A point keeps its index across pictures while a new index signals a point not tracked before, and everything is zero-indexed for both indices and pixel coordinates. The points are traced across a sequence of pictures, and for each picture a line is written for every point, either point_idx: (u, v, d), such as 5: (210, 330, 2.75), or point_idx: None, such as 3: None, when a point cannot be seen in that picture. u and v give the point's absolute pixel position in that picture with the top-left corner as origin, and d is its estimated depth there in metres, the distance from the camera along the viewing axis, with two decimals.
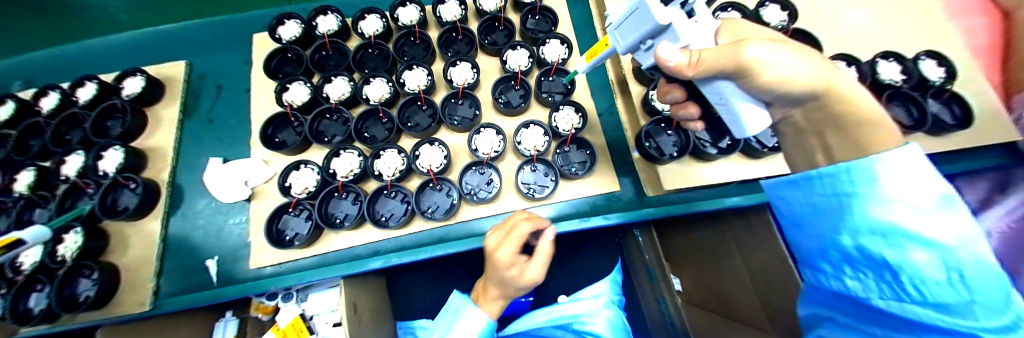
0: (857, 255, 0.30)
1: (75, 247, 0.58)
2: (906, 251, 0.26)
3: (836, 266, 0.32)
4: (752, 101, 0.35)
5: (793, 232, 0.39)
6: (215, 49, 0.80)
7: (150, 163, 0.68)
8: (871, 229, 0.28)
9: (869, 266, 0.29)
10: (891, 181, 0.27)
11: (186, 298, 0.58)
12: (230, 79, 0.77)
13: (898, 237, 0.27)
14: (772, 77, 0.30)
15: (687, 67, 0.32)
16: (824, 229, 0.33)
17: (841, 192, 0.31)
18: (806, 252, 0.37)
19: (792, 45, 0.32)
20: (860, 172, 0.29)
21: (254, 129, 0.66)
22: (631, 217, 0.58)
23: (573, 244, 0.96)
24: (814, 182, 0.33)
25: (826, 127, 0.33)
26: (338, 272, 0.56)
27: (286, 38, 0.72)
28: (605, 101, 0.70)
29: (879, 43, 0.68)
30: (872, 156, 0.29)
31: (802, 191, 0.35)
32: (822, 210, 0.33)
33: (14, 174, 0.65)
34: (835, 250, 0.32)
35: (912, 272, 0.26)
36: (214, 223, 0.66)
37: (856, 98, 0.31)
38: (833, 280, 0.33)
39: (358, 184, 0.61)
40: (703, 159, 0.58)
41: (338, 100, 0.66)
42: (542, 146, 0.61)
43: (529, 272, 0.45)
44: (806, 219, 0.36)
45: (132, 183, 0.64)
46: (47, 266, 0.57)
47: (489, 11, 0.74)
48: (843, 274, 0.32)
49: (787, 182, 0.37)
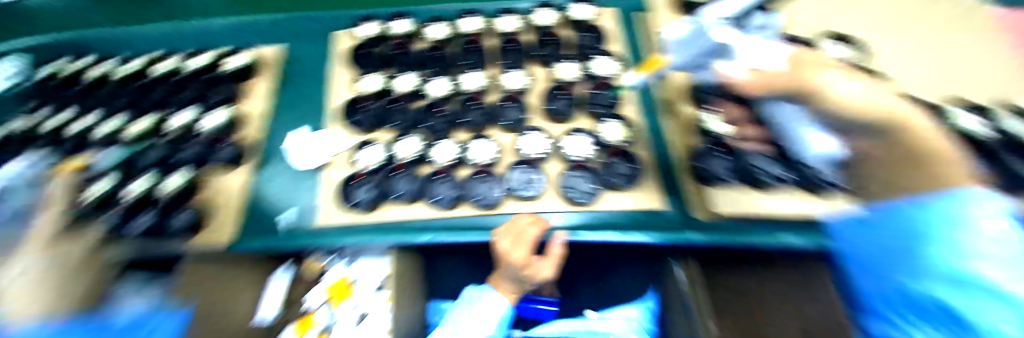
0: (929, 305, 0.30)
1: (175, 186, 0.68)
2: (975, 300, 0.26)
3: (911, 315, 0.32)
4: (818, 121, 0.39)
5: (867, 279, 0.39)
6: (307, 38, 0.93)
7: (249, 126, 0.80)
8: (946, 274, 0.28)
9: (939, 316, 0.29)
10: (970, 226, 0.28)
11: (260, 242, 0.67)
12: (310, 65, 0.89)
13: (969, 284, 0.27)
14: (838, 96, 0.34)
15: (754, 83, 0.38)
16: (897, 274, 0.34)
17: (916, 234, 0.32)
18: (881, 301, 0.36)
19: (858, 77, 0.37)
20: (933, 214, 0.30)
21: (335, 110, 0.79)
22: (674, 239, 0.56)
23: (607, 264, 0.95)
24: (889, 224, 0.34)
25: (889, 158, 0.34)
26: (389, 240, 0.62)
27: (364, 37, 0.86)
28: (654, 119, 0.71)
29: (959, 90, 0.64)
30: (952, 196, 0.29)
31: (879, 234, 0.36)
32: (896, 254, 0.34)
33: (139, 121, 0.79)
34: (908, 297, 0.32)
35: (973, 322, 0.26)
36: (290, 183, 0.76)
37: (924, 126, 0.33)
38: (904, 330, 0.33)
39: (414, 166, 0.68)
40: (760, 188, 0.55)
41: (403, 92, 0.75)
42: (589, 155, 0.64)
43: (541, 272, 0.55)
44: (880, 263, 0.36)
45: (228, 142, 0.75)
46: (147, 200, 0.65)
47: (545, 26, 0.80)
48: (916, 324, 0.31)
49: (868, 224, 0.38)
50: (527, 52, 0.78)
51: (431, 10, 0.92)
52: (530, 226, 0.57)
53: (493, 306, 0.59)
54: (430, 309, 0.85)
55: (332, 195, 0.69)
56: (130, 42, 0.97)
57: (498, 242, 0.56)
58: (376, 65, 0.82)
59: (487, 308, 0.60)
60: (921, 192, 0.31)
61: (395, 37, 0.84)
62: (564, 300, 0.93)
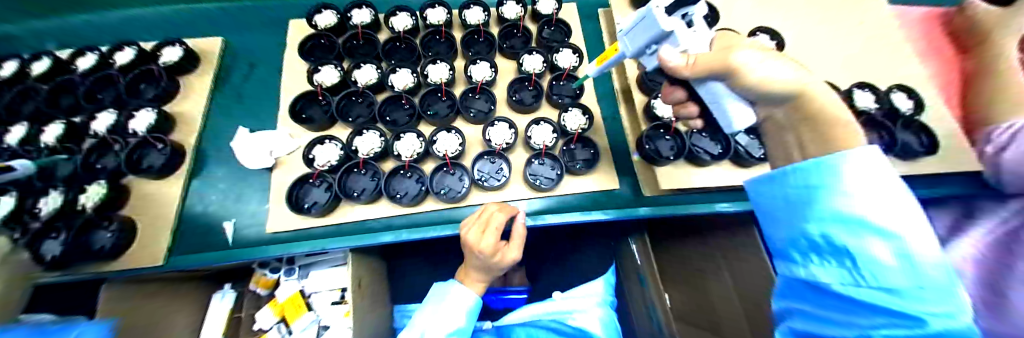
0: (822, 244, 0.33)
1: (95, 197, 0.59)
2: (865, 240, 0.29)
3: (804, 254, 0.35)
4: (740, 100, 0.43)
5: (766, 227, 0.43)
6: (248, 29, 0.85)
7: (178, 127, 0.70)
8: (832, 217, 0.32)
9: (832, 254, 0.32)
10: (852, 174, 0.31)
11: (202, 257, 0.61)
12: (262, 58, 0.82)
13: (859, 226, 0.30)
14: (756, 77, 0.37)
15: (685, 67, 0.39)
16: (794, 220, 0.37)
17: (811, 184, 0.35)
18: (779, 245, 0.40)
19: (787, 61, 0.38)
20: (826, 165, 0.33)
21: (282, 105, 0.71)
22: (625, 214, 0.63)
23: (570, 248, 1.01)
24: (788, 174, 0.38)
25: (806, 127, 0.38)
26: (350, 243, 0.59)
27: (321, 25, 0.78)
28: (610, 107, 0.77)
29: (854, 76, 0.77)
30: (840, 152, 0.33)
31: (780, 185, 0.39)
32: (793, 201, 0.38)
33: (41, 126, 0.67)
34: (803, 240, 0.35)
35: (865, 258, 0.29)
36: (234, 189, 0.68)
37: (826, 101, 0.36)
38: (801, 270, 0.36)
39: (377, 162, 0.66)
40: (698, 165, 0.64)
41: (364, 84, 0.71)
42: (551, 142, 0.67)
43: (507, 254, 0.57)
44: (778, 211, 0.40)
45: (162, 143, 0.67)
46: (69, 212, 0.59)
47: (510, 19, 0.81)
48: (809, 262, 0.35)
49: (768, 176, 0.41)
50: (493, 45, 0.79)
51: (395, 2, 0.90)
52: (496, 213, 0.57)
53: (461, 298, 0.60)
54: (395, 313, 0.82)
55: (282, 198, 0.63)
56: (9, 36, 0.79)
57: (465, 233, 0.55)
58: (331, 56, 0.76)
59: (454, 301, 0.60)
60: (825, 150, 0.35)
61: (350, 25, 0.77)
62: (533, 286, 0.98)
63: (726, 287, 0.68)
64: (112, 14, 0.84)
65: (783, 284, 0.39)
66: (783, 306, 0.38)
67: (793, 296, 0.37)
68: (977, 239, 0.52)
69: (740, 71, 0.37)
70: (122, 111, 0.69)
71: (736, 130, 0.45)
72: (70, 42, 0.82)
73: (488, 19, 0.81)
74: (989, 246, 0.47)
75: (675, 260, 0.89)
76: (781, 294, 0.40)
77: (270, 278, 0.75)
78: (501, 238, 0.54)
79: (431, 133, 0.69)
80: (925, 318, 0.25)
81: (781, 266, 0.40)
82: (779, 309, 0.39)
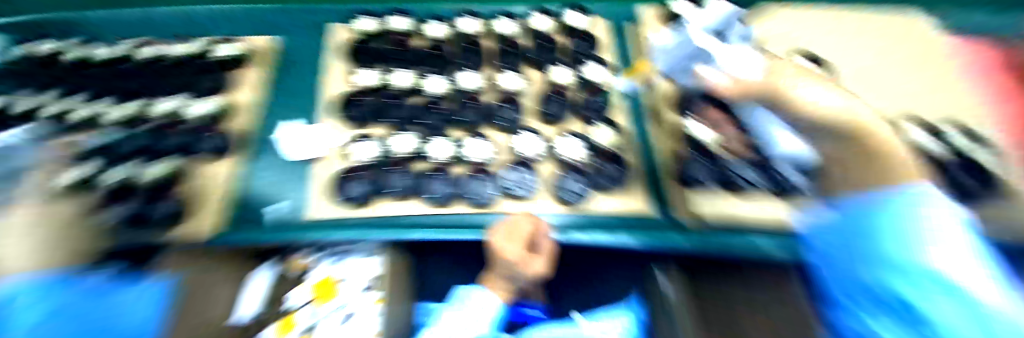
0: (893, 299, 0.33)
1: (162, 172, 0.67)
2: (933, 300, 0.30)
3: (869, 311, 0.37)
4: (789, 129, 0.51)
5: (829, 272, 0.44)
6: (300, 32, 0.94)
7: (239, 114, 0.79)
8: (893, 263, 0.34)
9: (899, 307, 0.33)
10: (929, 221, 0.32)
11: (247, 230, 0.64)
12: (309, 57, 0.89)
13: (923, 276, 0.31)
14: (805, 102, 0.41)
15: (725, 87, 0.46)
16: (863, 266, 0.37)
17: (873, 225, 0.36)
18: (837, 296, 0.42)
19: (829, 89, 0.43)
20: (898, 209, 0.34)
21: (329, 102, 0.77)
22: (658, 242, 0.60)
23: (590, 269, 0.97)
24: (855, 219, 0.38)
25: (850, 163, 0.39)
26: (381, 236, 0.62)
27: (366, 34, 0.85)
28: (637, 125, 0.75)
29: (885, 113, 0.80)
30: (914, 195, 0.34)
31: (845, 236, 0.40)
32: (854, 253, 0.39)
33: (117, 107, 0.76)
34: (873, 289, 0.36)
35: (936, 322, 0.29)
36: (268, 173, 0.71)
37: (883, 137, 0.38)
38: (875, 325, 0.36)
39: (410, 162, 0.69)
40: (734, 191, 0.64)
41: (400, 88, 0.75)
42: (580, 157, 0.67)
43: (535, 266, 0.53)
44: (840, 258, 0.42)
45: (220, 132, 0.74)
46: (130, 186, 0.65)
47: (541, 35, 0.84)
48: (870, 318, 0.36)
49: (833, 220, 0.43)
50: (519, 55, 0.82)
51: (431, 11, 0.95)
52: (523, 223, 0.57)
53: (485, 303, 0.57)
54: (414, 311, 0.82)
55: (324, 188, 0.68)
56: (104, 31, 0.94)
57: (494, 242, 0.54)
58: (370, 59, 0.82)
59: (477, 307, 0.58)
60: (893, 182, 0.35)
61: (389, 30, 0.85)
62: (552, 304, 0.93)
63: None
64: (173, 11, 0.96)
65: (848, 330, 0.39)
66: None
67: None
68: None
69: (788, 94, 0.41)
70: (186, 99, 0.78)
71: (791, 151, 0.52)
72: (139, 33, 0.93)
73: (519, 31, 0.85)
74: None
75: None
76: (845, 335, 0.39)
77: None
78: (528, 249, 0.52)
79: (459, 138, 0.71)
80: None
81: (845, 317, 0.40)
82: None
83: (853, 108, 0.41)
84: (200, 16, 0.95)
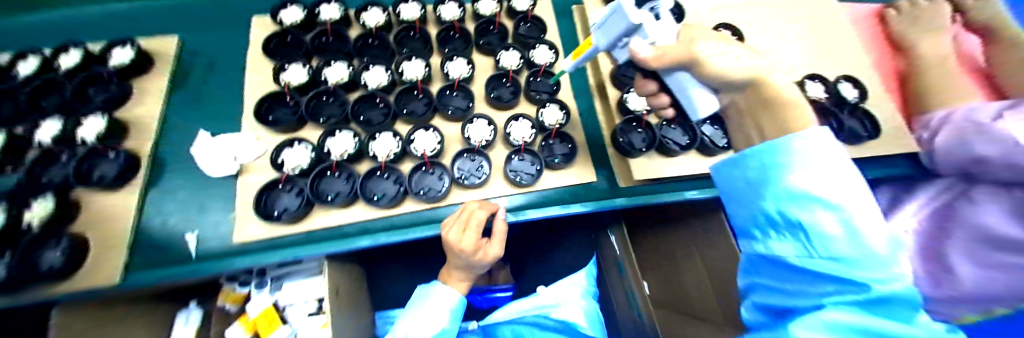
0: (778, 220, 0.35)
1: (31, 219, 0.54)
2: (812, 211, 0.31)
3: (762, 231, 0.38)
4: (703, 88, 0.46)
5: (731, 209, 0.45)
6: (212, 29, 0.80)
7: (207, 108, 0.72)
8: (778, 193, 0.34)
9: (787, 228, 0.34)
10: (803, 154, 0.33)
11: (161, 273, 0.56)
12: (224, 58, 0.78)
13: (807, 199, 0.32)
14: (716, 68, 0.40)
15: None
16: (753, 199, 0.39)
17: (767, 164, 0.37)
18: (740, 224, 0.42)
19: (742, 52, 0.42)
20: (779, 147, 0.35)
21: (247, 106, 0.68)
22: (602, 206, 0.65)
23: (547, 243, 1.02)
24: (747, 158, 0.39)
25: (764, 113, 0.40)
26: (326, 249, 0.58)
27: (288, 23, 0.74)
28: (585, 103, 0.79)
29: None
30: (787, 137, 0.35)
31: (739, 168, 0.41)
32: (752, 183, 0.39)
33: None
34: (763, 216, 0.37)
35: (823, 247, 0.31)
36: (195, 197, 0.64)
37: (783, 90, 0.39)
38: (761, 246, 0.38)
39: (352, 164, 0.64)
40: None
41: (335, 83, 0.69)
42: (529, 138, 0.68)
43: (489, 252, 0.57)
44: (740, 192, 0.42)
45: (113, 151, 0.61)
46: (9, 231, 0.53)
47: (485, 15, 0.81)
48: (767, 238, 0.37)
49: (731, 162, 0.42)
50: None
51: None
52: (477, 210, 0.57)
53: (445, 298, 0.60)
54: (376, 320, 0.82)
55: (249, 205, 0.60)
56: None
57: (446, 232, 0.55)
58: None
59: (438, 302, 0.60)
60: (781, 133, 0.37)
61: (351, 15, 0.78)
62: (518, 282, 1.00)
63: (697, 268, 0.81)
64: (93, 9, 0.79)
65: (747, 262, 0.42)
66: (748, 282, 0.41)
67: (753, 272, 0.40)
68: (923, 211, 0.65)
69: (704, 61, 0.40)
70: (70, 118, 0.64)
71: (701, 116, 0.48)
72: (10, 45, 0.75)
73: None
74: (933, 217, 0.61)
75: (651, 249, 1.03)
76: (745, 272, 0.42)
77: (241, 292, 0.72)
78: (482, 235, 0.54)
79: None
80: (867, 284, 0.28)
81: (746, 244, 0.42)
82: (744, 285, 0.42)
83: (754, 61, 0.41)
84: (84, 14, 0.78)
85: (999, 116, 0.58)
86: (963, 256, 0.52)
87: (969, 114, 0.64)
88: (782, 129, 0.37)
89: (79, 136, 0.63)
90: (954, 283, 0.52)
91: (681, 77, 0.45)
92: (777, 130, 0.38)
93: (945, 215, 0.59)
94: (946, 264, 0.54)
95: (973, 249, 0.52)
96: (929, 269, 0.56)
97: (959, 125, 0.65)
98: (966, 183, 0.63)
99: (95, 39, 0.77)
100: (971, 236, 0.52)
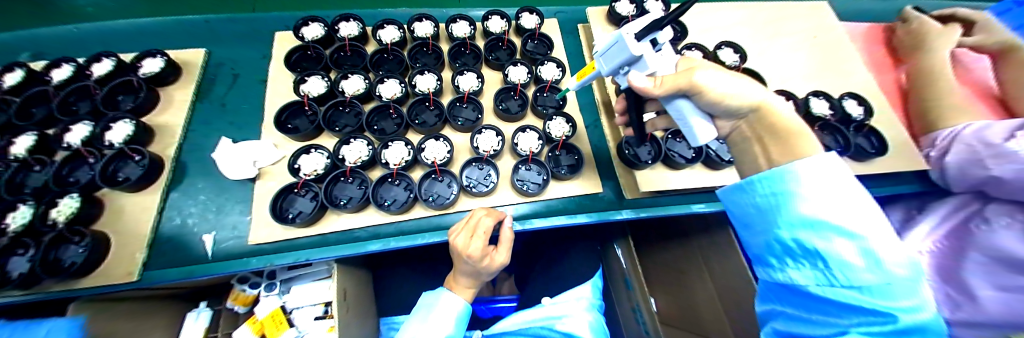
0: (795, 248, 0.35)
1: (62, 216, 0.57)
2: (831, 241, 0.32)
3: (779, 259, 0.37)
4: (703, 116, 0.46)
5: (744, 234, 0.44)
6: (236, 41, 0.85)
7: (229, 115, 0.76)
8: (793, 221, 0.35)
9: (804, 257, 0.34)
10: (813, 181, 0.34)
11: (182, 270, 0.59)
12: (247, 69, 0.82)
13: (824, 227, 0.32)
14: (716, 94, 0.41)
15: None
16: (766, 226, 0.38)
17: (777, 191, 0.37)
18: (753, 249, 0.42)
19: (742, 78, 0.43)
20: (786, 173, 0.36)
21: (267, 114, 0.71)
22: (606, 217, 0.67)
23: (552, 255, 1.02)
24: (755, 184, 0.39)
25: (767, 136, 0.41)
26: (337, 253, 0.59)
27: (309, 38, 0.79)
28: (592, 117, 0.81)
29: None
30: (792, 164, 0.36)
31: (748, 194, 0.41)
32: (764, 209, 0.39)
33: (13, 138, 0.64)
34: (777, 244, 0.37)
35: (848, 277, 0.31)
36: (214, 200, 0.66)
37: (785, 117, 0.40)
38: (778, 274, 0.37)
39: (365, 170, 0.66)
40: None
41: (352, 94, 0.72)
42: (537, 149, 0.70)
43: (496, 258, 0.58)
44: (752, 218, 0.41)
45: (139, 155, 0.65)
46: (38, 228, 0.56)
47: (494, 33, 0.85)
48: (784, 266, 0.37)
49: (738, 187, 0.42)
50: None
51: (381, 16, 0.91)
52: (484, 218, 0.58)
53: (451, 305, 0.60)
54: (380, 327, 0.82)
55: (265, 207, 0.62)
56: (33, 34, 0.80)
57: (454, 238, 0.56)
58: None
59: (442, 312, 0.60)
60: (787, 160, 0.37)
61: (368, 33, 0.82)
62: (523, 293, 1.00)
63: (707, 286, 0.80)
64: (123, 21, 0.84)
65: (764, 288, 0.42)
66: (767, 309, 0.40)
67: (774, 299, 0.39)
68: (936, 234, 0.63)
69: (705, 91, 0.41)
70: (98, 122, 0.67)
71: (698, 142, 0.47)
72: (50, 52, 0.80)
73: None
74: (948, 236, 0.60)
75: (660, 264, 1.01)
76: (763, 298, 0.42)
77: (249, 294, 0.73)
78: (489, 242, 0.55)
79: None
80: (894, 313, 0.29)
81: (762, 270, 0.41)
82: (764, 312, 0.41)
83: (757, 88, 0.43)
84: (116, 26, 0.83)
85: (1011, 136, 0.58)
86: (982, 279, 0.51)
87: (979, 132, 0.64)
88: (788, 154, 0.38)
89: (108, 140, 0.66)
90: (975, 309, 0.50)
91: (681, 105, 0.46)
92: (782, 155, 0.39)
93: (959, 237, 0.59)
94: (966, 288, 0.52)
95: (995, 274, 0.50)
96: (951, 294, 0.54)
97: (965, 145, 0.65)
98: (979, 201, 0.62)
99: (125, 50, 0.82)
100: (992, 260, 0.51)
